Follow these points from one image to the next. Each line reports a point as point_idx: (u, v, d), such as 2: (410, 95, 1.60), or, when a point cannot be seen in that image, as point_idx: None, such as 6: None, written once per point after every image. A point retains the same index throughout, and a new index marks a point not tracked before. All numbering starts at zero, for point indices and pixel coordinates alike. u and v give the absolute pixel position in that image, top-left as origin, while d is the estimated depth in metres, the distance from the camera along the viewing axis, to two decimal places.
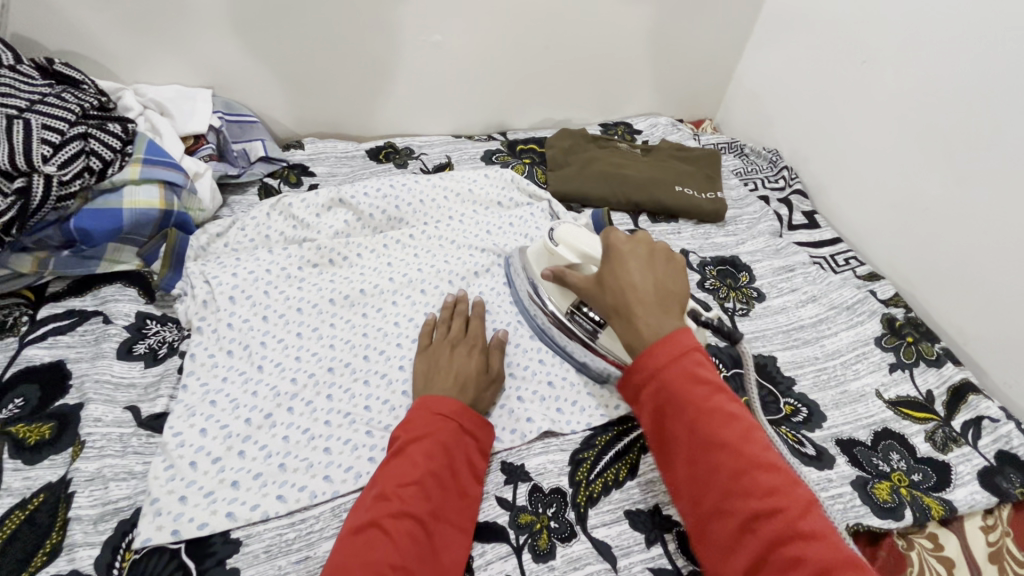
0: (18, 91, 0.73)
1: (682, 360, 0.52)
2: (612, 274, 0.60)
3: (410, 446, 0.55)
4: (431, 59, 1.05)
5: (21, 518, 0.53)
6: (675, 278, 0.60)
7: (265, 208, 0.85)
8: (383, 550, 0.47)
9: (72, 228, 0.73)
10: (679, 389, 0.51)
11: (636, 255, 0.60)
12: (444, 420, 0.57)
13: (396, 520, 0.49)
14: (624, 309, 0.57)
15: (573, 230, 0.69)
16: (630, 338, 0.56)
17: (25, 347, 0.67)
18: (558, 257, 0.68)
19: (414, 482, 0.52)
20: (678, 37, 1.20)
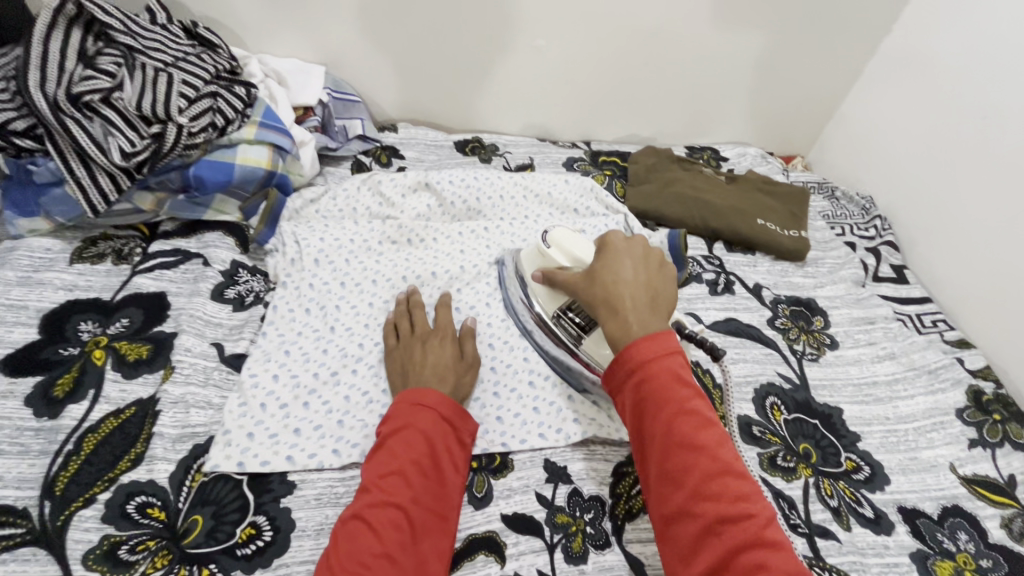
0: (167, 48, 0.82)
1: (667, 359, 0.51)
2: (602, 268, 0.60)
3: (390, 439, 0.55)
4: (529, 63, 1.08)
5: (114, 425, 0.59)
6: (667, 283, 0.60)
7: (356, 182, 0.90)
8: (366, 543, 0.48)
9: (191, 175, 0.80)
10: (660, 382, 0.50)
11: (630, 253, 0.61)
12: (423, 410, 0.57)
13: (379, 509, 0.50)
14: (613, 302, 0.56)
15: (567, 234, 0.70)
16: (615, 328, 0.55)
17: (136, 275, 0.75)
18: (550, 257, 0.70)
19: (394, 472, 0.53)
20: (780, 70, 1.17)
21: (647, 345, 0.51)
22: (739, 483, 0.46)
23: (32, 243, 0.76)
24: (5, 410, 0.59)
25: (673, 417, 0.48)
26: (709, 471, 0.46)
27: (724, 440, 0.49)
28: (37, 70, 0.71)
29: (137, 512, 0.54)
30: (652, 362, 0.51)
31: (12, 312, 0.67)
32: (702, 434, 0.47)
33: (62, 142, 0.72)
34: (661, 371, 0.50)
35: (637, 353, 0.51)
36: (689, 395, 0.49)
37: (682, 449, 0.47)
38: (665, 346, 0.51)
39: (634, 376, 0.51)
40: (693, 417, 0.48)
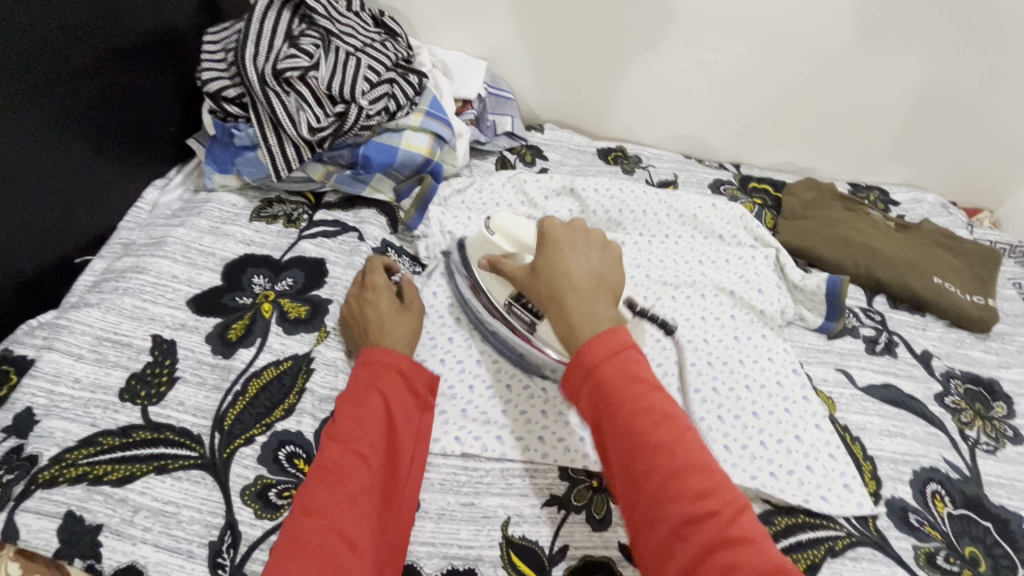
0: (357, 34, 0.88)
1: (624, 355, 0.48)
2: (543, 268, 0.56)
3: (352, 395, 0.56)
4: (692, 76, 1.03)
5: (274, 373, 0.65)
6: (614, 268, 0.57)
7: (502, 179, 0.92)
8: (332, 486, 0.49)
9: (359, 153, 0.85)
10: (617, 385, 0.47)
11: (568, 244, 0.56)
12: (388, 368, 0.58)
13: (343, 457, 0.51)
14: (556, 297, 0.53)
15: (509, 217, 0.69)
16: (561, 329, 0.52)
17: (301, 239, 0.81)
18: (494, 245, 0.67)
19: (357, 420, 0.53)
20: (981, 109, 1.03)
21: (600, 345, 0.49)
22: (701, 472, 0.44)
23: (222, 196, 0.85)
24: (191, 342, 0.67)
25: (628, 420, 0.45)
26: (671, 468, 0.44)
27: (680, 421, 0.46)
28: (252, 45, 0.79)
29: (286, 461, 0.59)
30: (605, 365, 0.48)
31: (203, 256, 0.76)
32: (659, 432, 0.45)
33: (263, 113, 0.81)
34: (614, 372, 0.47)
35: (591, 355, 0.48)
36: (645, 393, 0.47)
37: (642, 453, 0.45)
38: (619, 345, 0.49)
39: (592, 384, 0.48)
40: (647, 416, 0.46)
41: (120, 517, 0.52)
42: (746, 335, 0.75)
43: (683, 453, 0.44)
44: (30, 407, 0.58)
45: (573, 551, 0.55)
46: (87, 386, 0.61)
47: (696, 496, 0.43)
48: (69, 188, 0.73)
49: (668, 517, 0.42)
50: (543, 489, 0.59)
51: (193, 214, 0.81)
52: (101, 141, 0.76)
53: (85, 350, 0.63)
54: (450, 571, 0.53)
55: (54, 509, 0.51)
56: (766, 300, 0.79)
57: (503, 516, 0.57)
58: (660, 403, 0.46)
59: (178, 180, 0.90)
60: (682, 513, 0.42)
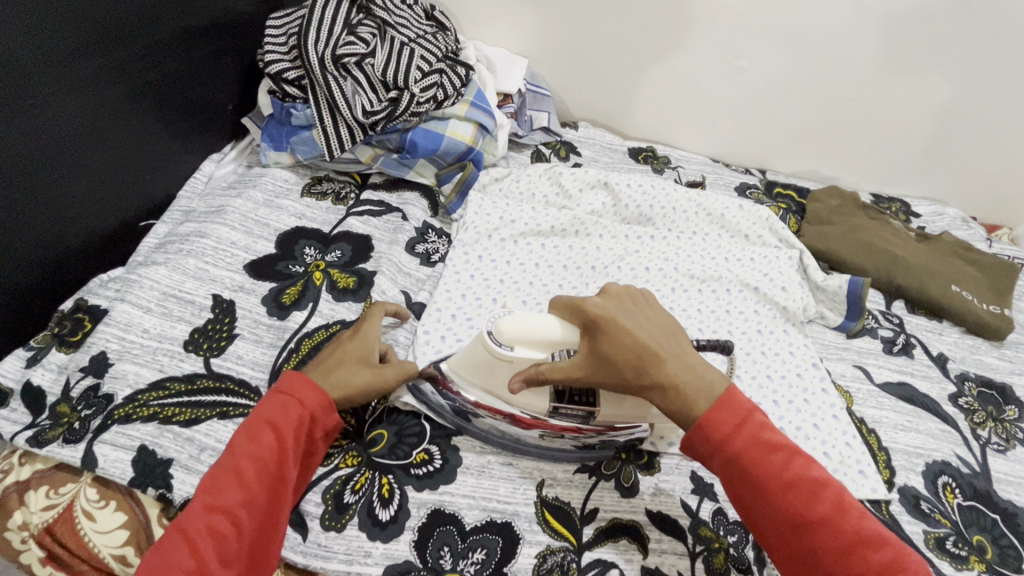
0: (411, 26, 0.93)
1: (749, 424, 0.50)
2: (623, 352, 0.53)
3: (239, 434, 0.50)
4: (724, 83, 1.07)
5: (324, 335, 0.69)
6: (667, 313, 0.59)
7: (539, 171, 0.96)
8: (175, 555, 0.43)
9: (407, 139, 0.90)
10: (759, 462, 0.49)
11: (625, 308, 0.57)
12: (279, 399, 0.53)
13: (199, 515, 0.45)
14: (653, 369, 0.53)
15: (518, 321, 0.55)
16: (677, 407, 0.52)
17: (349, 216, 0.86)
18: (517, 360, 0.55)
19: (229, 468, 0.48)
20: (1006, 127, 1.05)
21: (721, 417, 0.50)
22: (873, 546, 0.46)
23: (275, 172, 0.90)
24: (249, 304, 0.71)
25: (779, 496, 0.47)
26: (838, 542, 0.46)
27: (830, 487, 0.48)
28: (314, 31, 0.84)
29: None
30: (738, 439, 0.50)
31: (259, 226, 0.81)
32: (816, 504, 0.47)
33: (320, 94, 0.86)
34: (752, 446, 0.49)
35: (723, 434, 0.50)
36: (788, 463, 0.49)
37: (813, 535, 0.46)
38: (742, 412, 0.51)
39: (731, 463, 0.49)
40: (803, 487, 0.48)
41: (188, 453, 0.56)
42: (769, 329, 0.79)
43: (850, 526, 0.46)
44: (105, 351, 0.63)
45: (603, 513, 0.58)
46: (154, 336, 0.65)
47: (875, 566, 0.45)
48: (139, 156, 0.78)
49: None
50: (575, 456, 0.63)
51: (249, 187, 0.86)
52: (169, 114, 0.82)
53: (153, 304, 0.68)
54: (489, 521, 0.57)
55: (129, 442, 0.56)
56: (790, 298, 0.82)
57: (537, 478, 0.61)
58: (806, 471, 0.48)
59: (232, 156, 0.95)
60: None
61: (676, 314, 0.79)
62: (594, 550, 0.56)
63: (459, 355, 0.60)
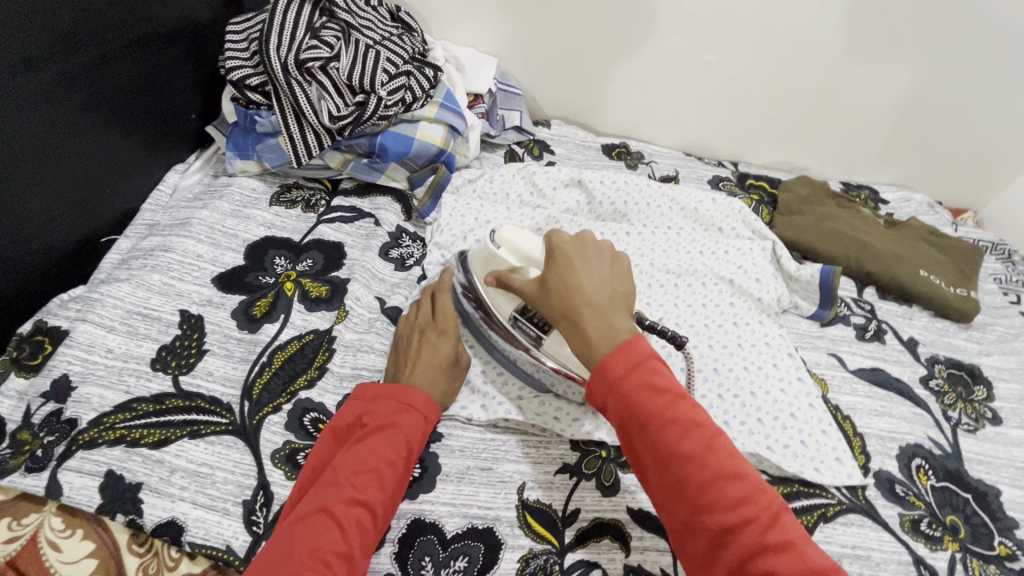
0: (376, 28, 0.91)
1: (641, 367, 0.48)
2: (561, 279, 0.55)
3: (376, 436, 0.54)
4: (694, 77, 1.08)
5: (297, 346, 0.68)
6: (626, 279, 0.56)
7: (512, 170, 0.95)
8: (331, 539, 0.46)
9: (377, 143, 0.88)
10: (639, 399, 0.46)
11: (581, 255, 0.56)
12: (411, 411, 0.57)
13: (348, 506, 0.49)
14: (573, 314, 0.53)
15: (517, 231, 0.63)
16: (580, 346, 0.52)
17: (320, 224, 0.84)
18: (499, 259, 0.63)
19: (375, 468, 0.52)
20: (966, 113, 1.08)
21: (619, 361, 0.48)
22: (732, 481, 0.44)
23: (242, 181, 0.88)
24: (218, 318, 0.70)
25: (656, 430, 0.46)
26: (703, 480, 0.44)
27: (706, 429, 0.46)
28: (276, 35, 0.82)
29: (311, 426, 0.61)
30: (627, 380, 0.47)
31: (226, 238, 0.79)
32: (686, 442, 0.45)
33: (285, 100, 0.84)
34: (635, 384, 0.47)
35: (611, 371, 0.48)
36: (669, 404, 0.46)
37: (672, 465, 0.45)
38: (638, 354, 0.48)
39: (614, 400, 0.48)
40: (677, 426, 0.46)
41: (158, 476, 0.55)
42: (744, 321, 0.79)
43: (761, 508, 0.43)
44: (67, 374, 0.61)
45: (585, 513, 0.58)
46: (119, 356, 0.63)
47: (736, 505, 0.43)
48: (99, 170, 0.76)
49: (705, 527, 0.43)
50: (555, 458, 0.63)
51: (215, 197, 0.84)
52: (129, 125, 0.79)
53: (117, 323, 0.66)
54: (470, 529, 0.56)
55: (95, 468, 0.54)
56: (764, 289, 0.83)
57: (518, 482, 0.60)
58: (686, 411, 0.46)
59: (197, 166, 0.92)
60: (721, 525, 0.43)
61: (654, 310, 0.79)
62: (577, 551, 0.56)
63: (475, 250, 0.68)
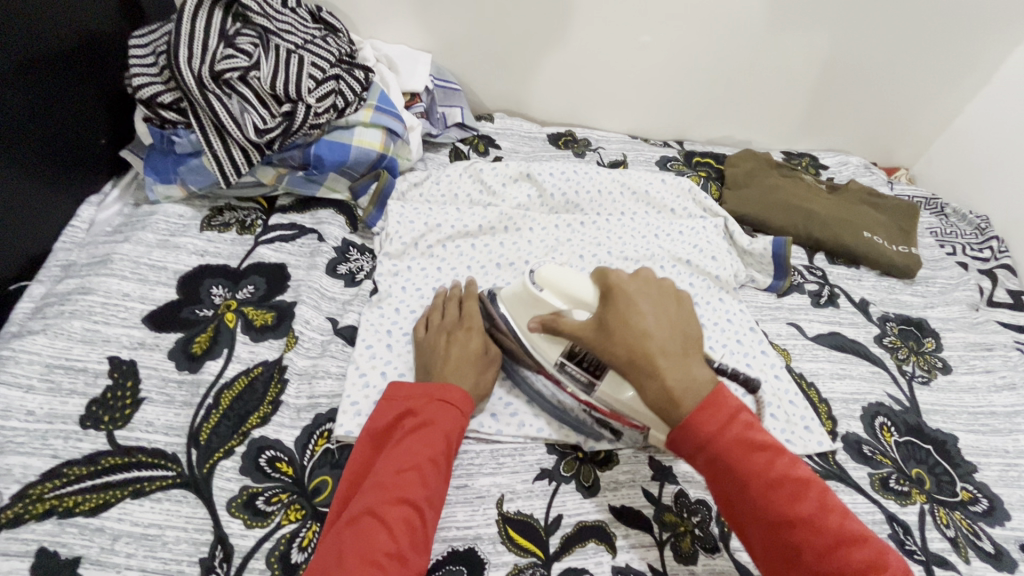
0: (296, 30, 0.85)
1: (733, 421, 0.49)
2: (623, 323, 0.53)
3: (413, 431, 0.54)
4: (633, 59, 1.07)
5: (245, 382, 0.63)
6: (689, 322, 0.56)
7: (459, 169, 0.92)
8: (378, 539, 0.46)
9: (311, 153, 0.83)
10: (738, 458, 0.47)
11: (643, 293, 0.56)
12: (445, 405, 0.56)
13: (393, 505, 0.49)
14: (645, 362, 0.51)
15: (558, 271, 0.59)
16: (658, 399, 0.50)
17: (259, 245, 0.79)
18: (544, 303, 0.59)
19: (413, 465, 0.51)
20: (892, 75, 1.12)
21: (706, 416, 0.48)
22: (841, 528, 0.45)
23: (167, 208, 0.81)
24: (152, 361, 0.64)
25: (759, 489, 0.46)
26: (811, 533, 0.45)
27: (804, 476, 0.47)
28: (185, 46, 0.75)
29: (268, 466, 0.57)
30: (723, 437, 0.48)
31: (154, 271, 0.73)
32: (790, 496, 0.46)
33: (203, 116, 0.78)
34: (733, 442, 0.48)
35: (702, 429, 0.48)
36: (781, 482, 0.47)
37: (778, 522, 0.46)
38: (726, 410, 0.49)
39: (707, 457, 0.48)
40: (780, 484, 0.46)
41: (100, 546, 0.50)
42: (705, 300, 0.80)
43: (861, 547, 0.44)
44: None
45: (568, 519, 0.57)
46: (42, 417, 0.57)
47: (844, 551, 0.44)
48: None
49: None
50: (532, 464, 0.61)
51: (137, 229, 0.77)
52: (27, 159, 0.71)
53: (35, 380, 0.59)
54: (451, 553, 0.54)
55: (25, 547, 0.49)
56: (721, 266, 0.84)
57: (497, 495, 0.58)
58: (790, 470, 0.47)
59: (115, 195, 0.85)
60: (837, 574, 0.43)
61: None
62: (563, 559, 0.54)
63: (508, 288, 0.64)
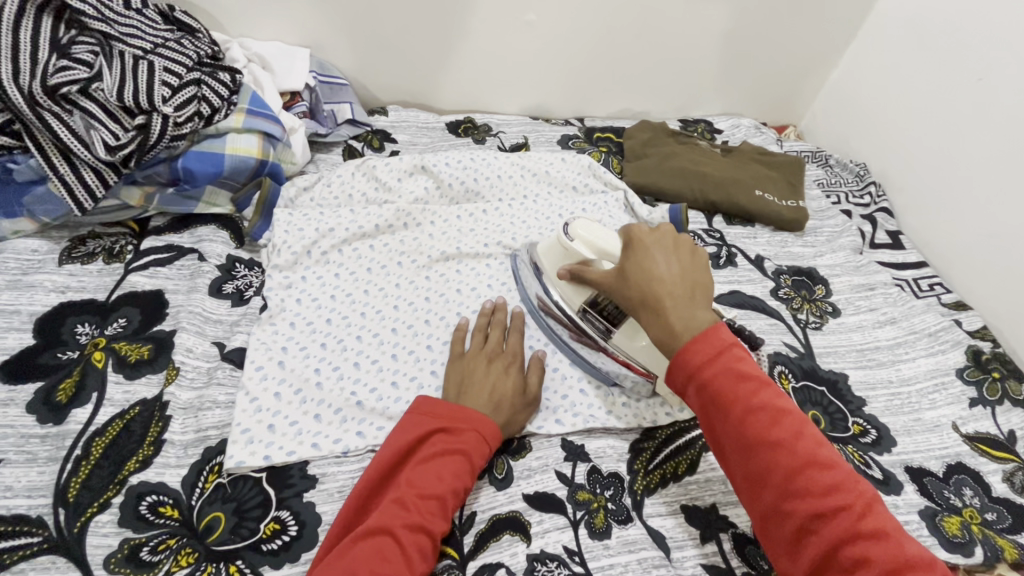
0: (144, 33, 0.78)
1: (726, 355, 0.48)
2: (637, 269, 0.55)
3: (442, 458, 0.54)
4: (522, 38, 1.05)
5: (121, 426, 0.58)
6: (702, 268, 0.57)
7: (350, 168, 0.87)
8: (394, 565, 0.46)
9: (179, 167, 0.77)
10: (723, 384, 0.47)
11: (660, 243, 0.57)
12: (480, 441, 0.56)
13: (412, 532, 0.49)
14: (653, 304, 0.53)
15: (591, 226, 0.63)
16: (659, 333, 0.52)
17: (130, 273, 0.72)
18: (573, 252, 0.63)
19: (438, 497, 0.51)
20: (771, 36, 1.17)
21: (700, 347, 0.48)
22: (828, 469, 0.44)
23: (17, 244, 0.73)
24: (7, 418, 0.57)
25: (742, 417, 0.46)
26: (793, 466, 0.44)
27: (794, 415, 0.46)
28: (9, 61, 0.67)
29: (151, 513, 0.53)
30: (710, 366, 0.48)
31: (5, 317, 0.65)
32: (776, 429, 0.45)
33: (42, 137, 0.70)
34: (722, 372, 0.47)
35: (692, 358, 0.48)
36: (772, 419, 0.46)
37: (758, 449, 0.45)
38: (720, 346, 0.48)
39: (695, 386, 0.48)
40: (766, 414, 0.46)
41: None
42: None
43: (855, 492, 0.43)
44: None
45: (481, 515, 0.56)
46: None
47: (829, 489, 0.43)
48: None
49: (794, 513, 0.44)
50: None
51: None
52: None
53: None
54: None
55: None
56: None
57: None
58: (806, 435, 0.46)
59: None
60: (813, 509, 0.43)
61: (497, 289, 0.76)
62: (477, 557, 0.53)
63: (546, 242, 0.69)
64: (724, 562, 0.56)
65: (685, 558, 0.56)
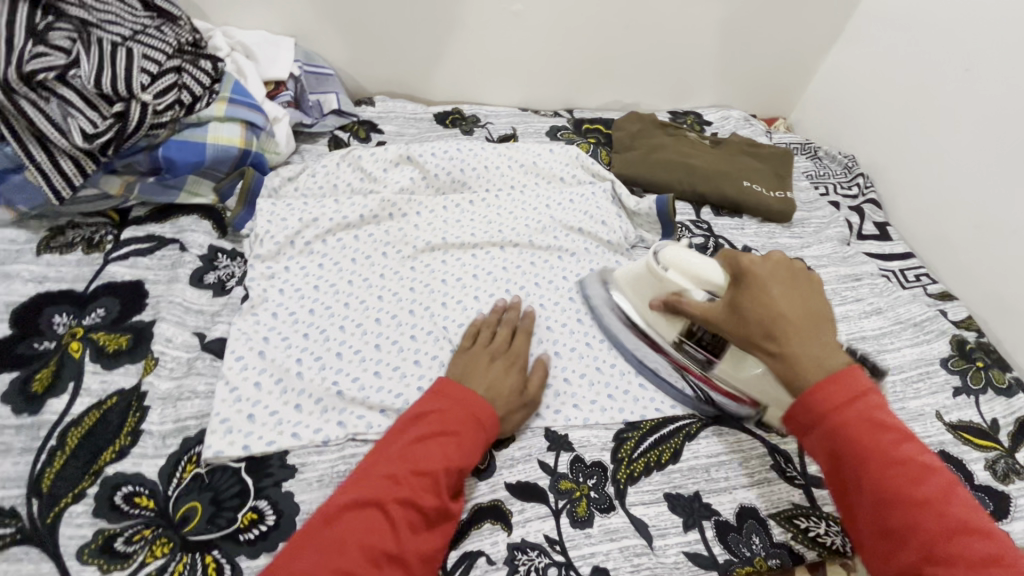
0: (122, 19, 0.76)
1: (860, 402, 0.47)
2: (758, 305, 0.53)
3: (435, 438, 0.53)
4: (510, 28, 1.04)
5: (97, 416, 0.57)
6: (819, 299, 0.54)
7: (335, 158, 0.86)
8: (380, 536, 0.46)
9: (159, 156, 0.76)
10: (860, 434, 0.46)
11: (776, 277, 0.54)
12: (472, 422, 0.55)
13: (400, 506, 0.48)
14: (777, 340, 0.51)
15: (679, 251, 0.62)
16: (786, 373, 0.50)
17: (109, 263, 0.71)
18: (667, 282, 0.63)
19: (428, 473, 0.50)
20: (761, 27, 1.16)
21: (833, 392, 0.48)
22: (977, 535, 0.43)
23: None
24: None
25: (881, 471, 0.45)
26: (938, 530, 0.43)
27: (938, 475, 0.46)
28: None
29: (126, 503, 0.52)
30: (845, 411, 0.47)
31: None
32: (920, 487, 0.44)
33: (18, 124, 0.68)
34: (856, 418, 0.47)
35: (824, 402, 0.48)
36: (916, 477, 0.45)
37: (897, 508, 0.44)
38: (856, 392, 0.48)
39: (827, 429, 0.47)
40: (908, 469, 0.45)
41: None
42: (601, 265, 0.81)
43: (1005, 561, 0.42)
44: None
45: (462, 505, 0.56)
46: None
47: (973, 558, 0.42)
48: None
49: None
50: None
51: None
52: None
53: None
54: None
55: None
56: (610, 230, 0.84)
57: None
58: (946, 493, 0.45)
59: None
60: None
61: (482, 280, 0.75)
62: (458, 546, 0.53)
63: (629, 268, 0.69)
64: (706, 550, 0.56)
65: (667, 546, 0.56)
